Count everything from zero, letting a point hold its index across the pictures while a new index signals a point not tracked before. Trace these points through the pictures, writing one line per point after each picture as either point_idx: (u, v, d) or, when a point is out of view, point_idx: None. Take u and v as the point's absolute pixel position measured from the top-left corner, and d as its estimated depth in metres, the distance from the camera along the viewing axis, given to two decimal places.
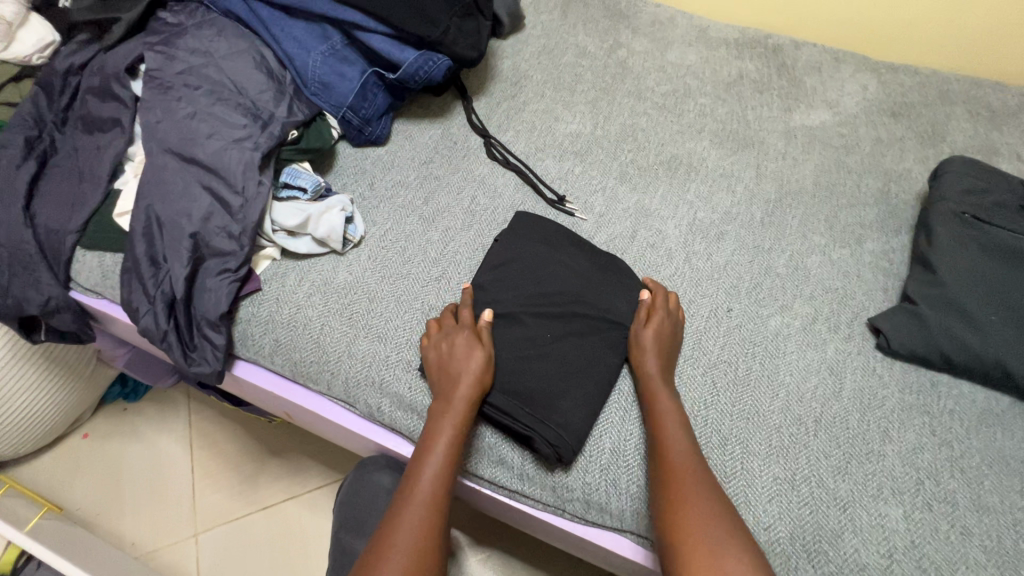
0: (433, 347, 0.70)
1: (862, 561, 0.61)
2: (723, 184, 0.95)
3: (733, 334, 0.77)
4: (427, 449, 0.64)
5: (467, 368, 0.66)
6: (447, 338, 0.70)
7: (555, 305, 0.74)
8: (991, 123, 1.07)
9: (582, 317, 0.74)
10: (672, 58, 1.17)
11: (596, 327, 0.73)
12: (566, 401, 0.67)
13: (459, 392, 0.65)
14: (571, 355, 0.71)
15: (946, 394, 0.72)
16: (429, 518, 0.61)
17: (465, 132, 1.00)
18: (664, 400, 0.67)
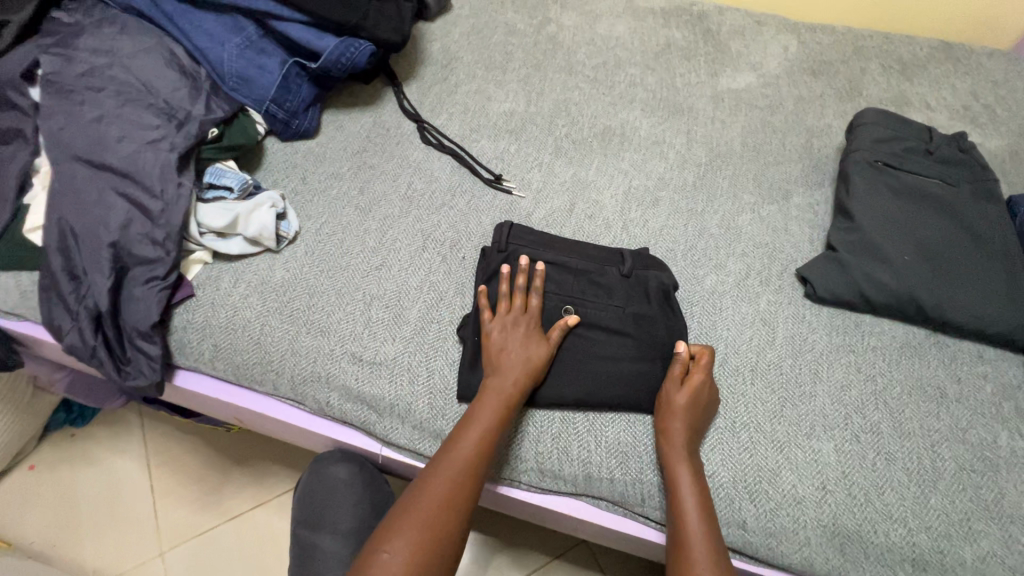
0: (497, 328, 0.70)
1: (799, 495, 0.64)
2: (656, 152, 0.97)
3: (673, 277, 0.79)
4: (470, 422, 0.64)
5: (533, 353, 0.68)
6: (512, 323, 0.70)
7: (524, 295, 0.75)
8: (902, 75, 1.12)
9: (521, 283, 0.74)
10: (601, 31, 1.18)
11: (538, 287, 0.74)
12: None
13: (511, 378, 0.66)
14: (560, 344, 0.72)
15: (870, 332, 0.77)
16: (458, 500, 0.60)
17: (397, 118, 0.98)
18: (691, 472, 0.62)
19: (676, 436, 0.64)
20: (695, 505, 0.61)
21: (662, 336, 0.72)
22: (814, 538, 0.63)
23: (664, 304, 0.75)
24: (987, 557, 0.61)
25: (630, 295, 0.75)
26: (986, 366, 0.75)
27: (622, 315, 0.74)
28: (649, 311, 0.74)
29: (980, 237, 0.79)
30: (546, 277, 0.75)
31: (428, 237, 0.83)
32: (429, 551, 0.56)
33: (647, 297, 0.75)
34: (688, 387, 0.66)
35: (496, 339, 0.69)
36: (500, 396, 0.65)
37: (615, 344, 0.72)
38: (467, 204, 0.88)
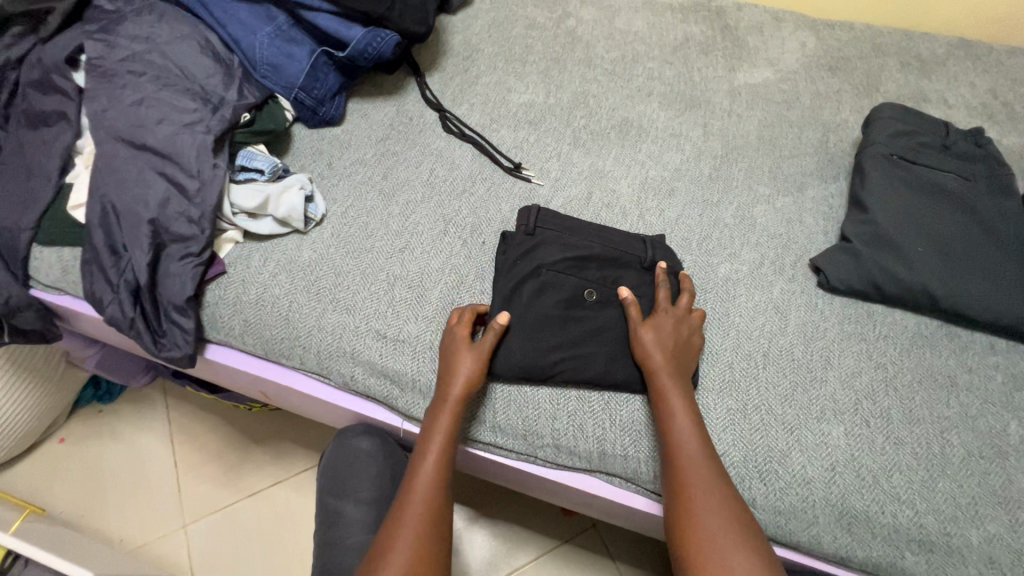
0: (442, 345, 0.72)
1: (808, 475, 0.66)
2: (672, 144, 0.98)
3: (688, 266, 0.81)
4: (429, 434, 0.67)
5: (460, 341, 0.69)
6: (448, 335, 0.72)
7: (547, 275, 0.76)
8: (921, 72, 1.13)
9: (544, 261, 0.77)
10: (619, 25, 1.20)
11: (560, 268, 0.77)
12: (539, 348, 0.71)
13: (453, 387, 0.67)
14: (582, 323, 0.73)
15: (882, 321, 0.78)
16: (439, 496, 0.65)
17: (420, 107, 1.01)
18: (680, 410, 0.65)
19: (668, 377, 0.67)
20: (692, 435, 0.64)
21: None
22: (822, 517, 0.65)
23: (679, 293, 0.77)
24: (993, 540, 0.63)
25: (645, 282, 0.78)
26: (997, 356, 0.76)
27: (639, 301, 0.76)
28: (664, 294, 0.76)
29: (993, 230, 0.80)
30: (569, 260, 0.77)
31: (449, 222, 0.86)
32: (424, 545, 0.61)
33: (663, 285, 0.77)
34: (655, 328, 0.70)
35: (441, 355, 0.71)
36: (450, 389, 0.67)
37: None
38: (487, 191, 0.90)
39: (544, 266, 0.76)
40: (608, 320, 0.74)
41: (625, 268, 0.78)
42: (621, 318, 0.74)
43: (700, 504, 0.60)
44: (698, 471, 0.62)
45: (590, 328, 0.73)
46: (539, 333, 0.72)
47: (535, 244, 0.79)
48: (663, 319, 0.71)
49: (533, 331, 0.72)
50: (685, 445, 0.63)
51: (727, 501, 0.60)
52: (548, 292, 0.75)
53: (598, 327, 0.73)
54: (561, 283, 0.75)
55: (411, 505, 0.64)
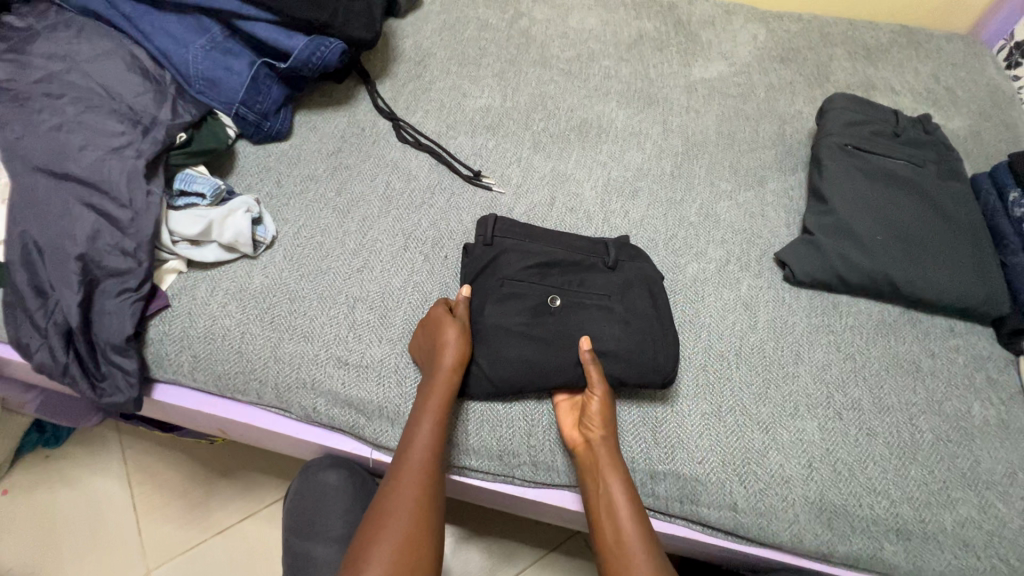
0: (418, 334, 0.70)
1: (786, 474, 0.66)
2: (633, 143, 0.98)
3: (656, 266, 0.79)
4: (415, 423, 0.63)
5: (452, 337, 0.66)
6: (425, 321, 0.70)
7: (511, 286, 0.73)
8: (868, 60, 1.15)
9: (506, 272, 0.74)
10: (573, 24, 1.19)
11: (522, 277, 0.74)
12: (511, 359, 0.68)
13: (440, 373, 0.65)
14: (553, 330, 0.70)
15: (847, 312, 0.79)
16: (426, 490, 0.61)
17: (372, 117, 0.98)
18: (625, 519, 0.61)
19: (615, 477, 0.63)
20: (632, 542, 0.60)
21: (648, 308, 0.73)
22: (803, 515, 0.64)
23: (648, 290, 0.74)
24: (965, 523, 0.64)
25: (613, 281, 0.75)
26: (958, 339, 0.77)
27: (607, 301, 0.73)
28: (634, 289, 0.74)
29: (945, 215, 0.82)
30: (530, 267, 0.75)
31: (409, 236, 0.82)
32: (410, 547, 0.58)
33: (629, 283, 0.75)
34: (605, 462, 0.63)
35: (420, 341, 0.69)
36: (441, 389, 0.64)
37: (608, 326, 0.71)
38: (448, 201, 0.87)
39: (506, 277, 0.74)
40: (579, 322, 0.71)
41: (594, 270, 0.76)
42: (591, 317, 0.71)
43: None
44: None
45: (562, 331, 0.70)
46: (509, 344, 0.69)
47: (496, 255, 0.76)
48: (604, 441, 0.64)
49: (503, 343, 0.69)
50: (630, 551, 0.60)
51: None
52: (513, 301, 0.72)
53: (568, 330, 0.70)
54: (525, 291, 0.73)
55: (393, 524, 0.59)
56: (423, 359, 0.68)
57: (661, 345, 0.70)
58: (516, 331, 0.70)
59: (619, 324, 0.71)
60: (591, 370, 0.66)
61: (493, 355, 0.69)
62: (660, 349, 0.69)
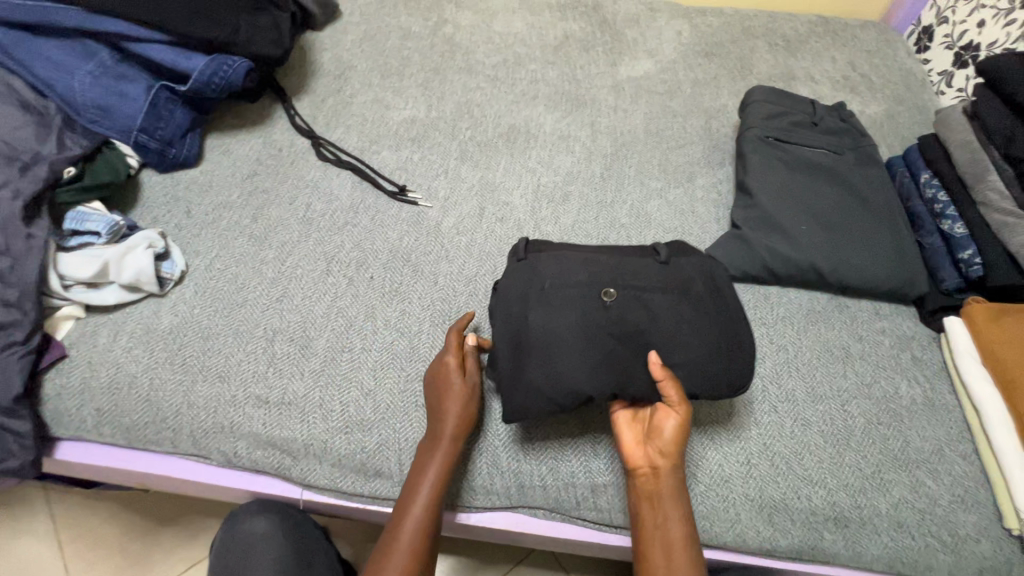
0: (433, 378, 0.66)
1: (725, 474, 0.65)
2: (562, 146, 0.96)
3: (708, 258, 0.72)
4: (413, 483, 0.60)
5: (460, 393, 0.63)
6: (439, 368, 0.65)
7: (563, 290, 0.65)
8: (788, 51, 1.18)
9: (546, 278, 0.66)
10: (498, 28, 1.18)
11: (566, 278, 0.66)
12: (567, 362, 0.61)
13: (446, 432, 0.62)
14: (618, 337, 0.63)
15: (778, 303, 0.79)
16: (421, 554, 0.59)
17: (290, 136, 0.93)
18: (678, 557, 0.56)
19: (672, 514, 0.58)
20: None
21: (716, 308, 0.66)
22: (744, 513, 0.64)
23: (711, 288, 0.68)
24: (898, 505, 0.65)
25: (668, 277, 0.67)
26: (884, 321, 0.79)
27: (669, 297, 0.65)
28: (697, 288, 0.67)
29: (864, 201, 0.83)
30: (575, 271, 0.67)
31: (331, 259, 0.78)
32: None
33: (689, 280, 0.67)
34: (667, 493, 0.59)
35: (433, 387, 0.65)
36: (446, 446, 0.61)
37: (671, 326, 0.64)
38: (372, 220, 0.83)
39: (548, 282, 0.65)
40: (640, 323, 0.63)
41: (666, 266, 0.69)
42: (658, 320, 0.64)
43: None
44: None
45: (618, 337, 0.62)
46: (563, 356, 0.61)
47: (530, 266, 0.68)
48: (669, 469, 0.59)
49: (550, 356, 0.61)
50: None
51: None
52: (566, 307, 0.64)
53: (716, 313, 0.66)
54: (574, 295, 0.64)
55: None
56: (430, 410, 0.64)
57: (725, 351, 0.64)
58: (577, 340, 0.62)
59: (683, 325, 0.64)
60: (668, 388, 0.60)
61: (549, 365, 0.61)
62: (734, 356, 0.64)
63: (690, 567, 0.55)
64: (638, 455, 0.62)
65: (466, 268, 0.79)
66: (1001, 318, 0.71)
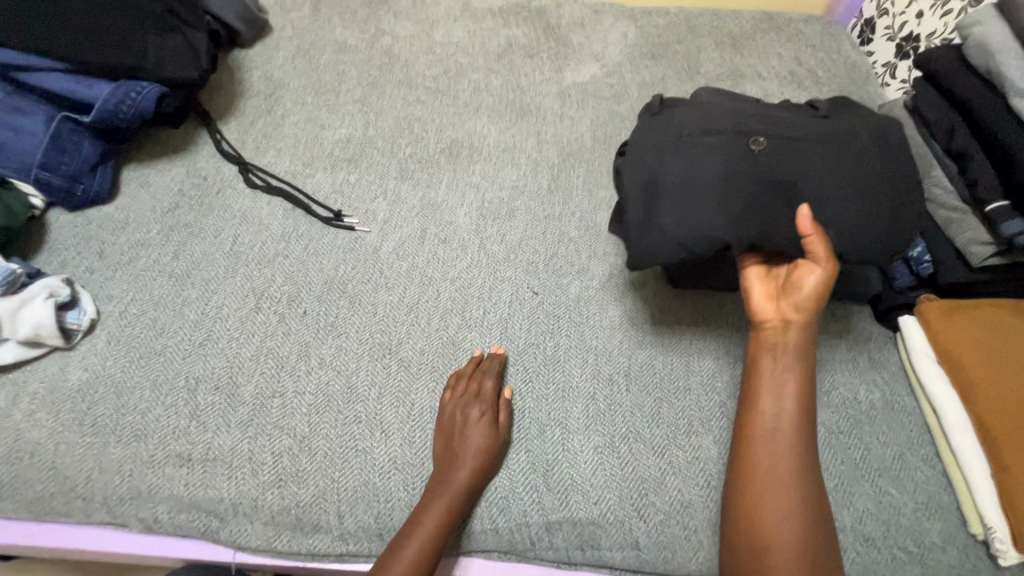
0: (452, 413, 0.64)
1: (685, 500, 0.62)
2: (507, 159, 0.93)
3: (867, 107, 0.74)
4: (409, 528, 0.57)
5: (478, 442, 0.61)
6: (464, 407, 0.64)
7: (714, 136, 0.65)
8: (734, 49, 1.17)
9: (686, 126, 0.67)
10: (438, 37, 1.14)
11: (714, 125, 0.67)
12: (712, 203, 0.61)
13: (460, 479, 0.59)
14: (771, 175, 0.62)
15: (734, 312, 0.77)
16: None
17: (215, 162, 0.87)
18: (787, 419, 0.57)
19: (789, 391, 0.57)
20: (794, 502, 0.54)
21: (867, 145, 0.64)
22: (707, 540, 0.61)
23: (850, 143, 0.65)
24: (863, 517, 0.63)
25: (823, 125, 0.68)
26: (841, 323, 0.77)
27: (822, 147, 0.64)
28: (857, 139, 0.64)
29: None
30: (706, 127, 0.67)
31: (261, 295, 0.73)
32: None
33: (840, 123, 0.68)
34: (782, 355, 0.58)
35: (452, 423, 0.63)
36: (452, 494, 0.58)
37: (824, 179, 0.62)
38: (305, 249, 0.78)
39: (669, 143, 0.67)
40: (791, 174, 0.62)
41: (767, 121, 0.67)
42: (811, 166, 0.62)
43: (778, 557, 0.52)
44: (791, 533, 0.53)
45: (766, 185, 0.61)
46: (697, 203, 0.61)
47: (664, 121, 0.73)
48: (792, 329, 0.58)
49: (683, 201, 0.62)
50: (789, 518, 0.53)
51: (820, 541, 0.53)
52: (732, 146, 0.64)
53: (859, 171, 0.62)
54: (721, 135, 0.65)
55: None
56: (443, 452, 0.62)
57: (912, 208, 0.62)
58: (748, 186, 0.61)
59: (841, 176, 0.61)
60: (816, 244, 0.57)
61: (682, 211, 0.61)
62: (870, 223, 0.60)
63: (809, 453, 0.56)
64: (769, 309, 0.61)
65: (406, 295, 0.75)
66: (955, 315, 0.70)
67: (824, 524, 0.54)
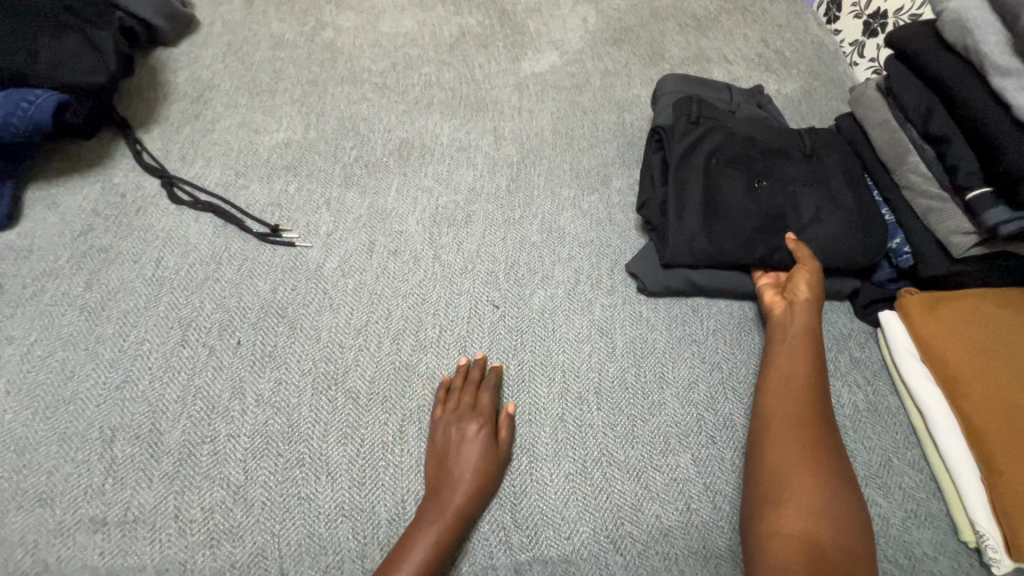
0: (444, 427, 0.59)
1: (665, 527, 0.58)
2: (462, 159, 0.86)
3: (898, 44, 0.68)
4: (397, 557, 0.51)
5: (474, 458, 0.57)
6: (459, 421, 0.59)
7: None
8: (699, 32, 1.11)
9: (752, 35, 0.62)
10: (385, 28, 1.05)
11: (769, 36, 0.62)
12: None
13: (455, 499, 0.54)
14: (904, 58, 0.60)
15: (708, 315, 0.72)
16: None
17: (135, 176, 0.78)
18: (800, 377, 0.61)
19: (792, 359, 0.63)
20: (796, 455, 0.55)
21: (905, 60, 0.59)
22: (689, 570, 0.56)
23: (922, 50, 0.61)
24: None
25: None
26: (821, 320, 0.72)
27: None
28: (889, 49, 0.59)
29: None
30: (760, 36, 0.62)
31: (187, 326, 0.65)
32: None
33: None
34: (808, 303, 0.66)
35: (445, 437, 0.59)
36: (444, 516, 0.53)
37: None
38: (239, 270, 0.71)
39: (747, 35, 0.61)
40: None
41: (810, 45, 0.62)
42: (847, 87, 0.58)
43: (789, 511, 0.52)
44: (805, 490, 0.53)
45: None
46: None
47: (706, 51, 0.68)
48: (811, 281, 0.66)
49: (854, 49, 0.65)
50: (796, 474, 0.54)
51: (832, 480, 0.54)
52: None
53: None
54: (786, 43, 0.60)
55: None
56: (436, 469, 0.57)
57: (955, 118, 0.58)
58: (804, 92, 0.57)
59: None
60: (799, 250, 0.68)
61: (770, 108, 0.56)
62: None
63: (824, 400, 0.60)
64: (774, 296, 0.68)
65: (353, 317, 0.68)
66: (938, 309, 0.66)
67: (846, 470, 0.55)
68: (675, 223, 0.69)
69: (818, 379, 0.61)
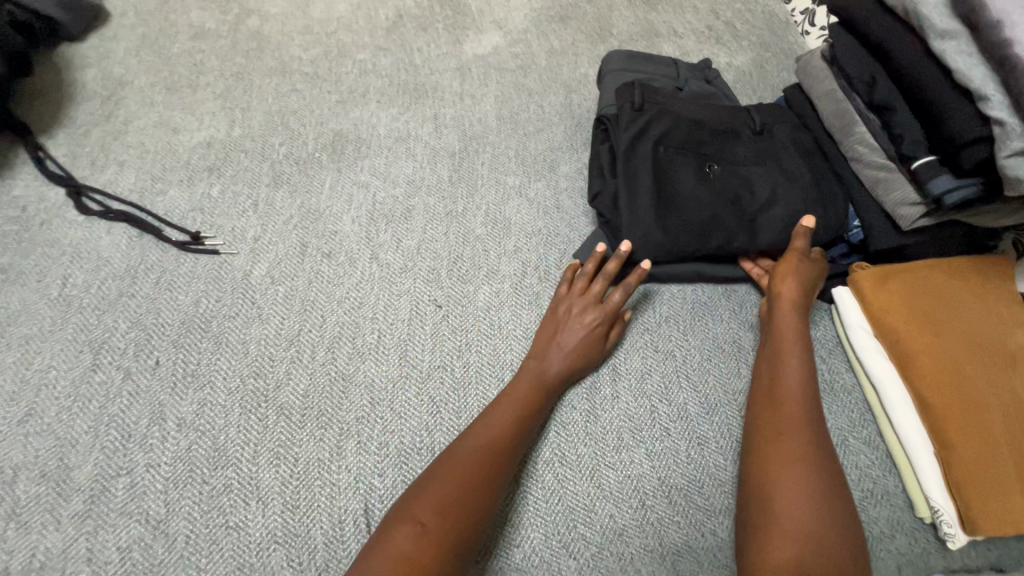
0: (568, 302, 0.64)
1: (619, 526, 0.56)
2: (401, 150, 0.81)
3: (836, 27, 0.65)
4: (498, 407, 0.56)
5: (582, 338, 0.61)
6: (584, 298, 0.64)
7: None
8: (648, 5, 1.07)
9: None
10: (316, 13, 0.98)
11: None
12: None
13: (558, 369, 0.59)
14: None
15: (660, 302, 0.69)
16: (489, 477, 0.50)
17: (37, 187, 0.72)
18: (789, 380, 0.57)
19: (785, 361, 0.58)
20: (787, 466, 0.51)
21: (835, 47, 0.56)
22: (645, 569, 0.54)
23: None
24: None
25: None
26: None
27: None
28: None
29: None
30: None
31: (99, 348, 0.60)
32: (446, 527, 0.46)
33: None
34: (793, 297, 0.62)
35: (565, 312, 0.63)
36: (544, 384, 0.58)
37: None
38: (157, 283, 0.65)
39: None
40: None
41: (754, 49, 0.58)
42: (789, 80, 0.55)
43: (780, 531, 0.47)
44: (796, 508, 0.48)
45: None
46: None
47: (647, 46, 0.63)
48: (795, 272, 0.63)
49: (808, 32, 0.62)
50: (785, 493, 0.49)
51: (828, 498, 0.49)
52: None
53: None
54: None
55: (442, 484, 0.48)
56: (550, 338, 0.62)
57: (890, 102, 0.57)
58: None
59: None
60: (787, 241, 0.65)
61: None
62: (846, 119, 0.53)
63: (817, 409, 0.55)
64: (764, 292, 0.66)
65: (284, 327, 0.64)
66: (889, 283, 0.64)
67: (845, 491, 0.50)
68: (629, 218, 0.65)
69: (808, 382, 0.57)
